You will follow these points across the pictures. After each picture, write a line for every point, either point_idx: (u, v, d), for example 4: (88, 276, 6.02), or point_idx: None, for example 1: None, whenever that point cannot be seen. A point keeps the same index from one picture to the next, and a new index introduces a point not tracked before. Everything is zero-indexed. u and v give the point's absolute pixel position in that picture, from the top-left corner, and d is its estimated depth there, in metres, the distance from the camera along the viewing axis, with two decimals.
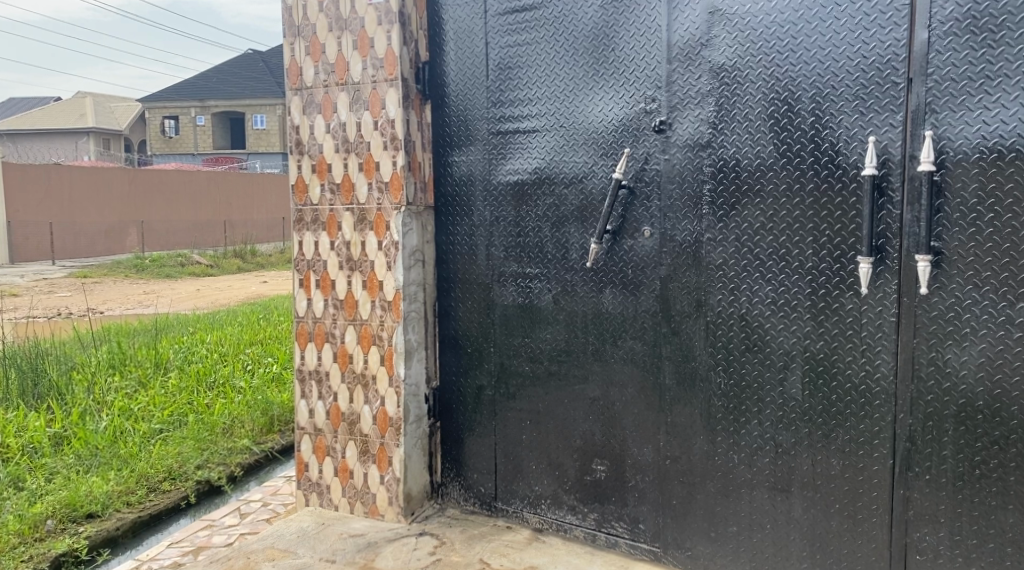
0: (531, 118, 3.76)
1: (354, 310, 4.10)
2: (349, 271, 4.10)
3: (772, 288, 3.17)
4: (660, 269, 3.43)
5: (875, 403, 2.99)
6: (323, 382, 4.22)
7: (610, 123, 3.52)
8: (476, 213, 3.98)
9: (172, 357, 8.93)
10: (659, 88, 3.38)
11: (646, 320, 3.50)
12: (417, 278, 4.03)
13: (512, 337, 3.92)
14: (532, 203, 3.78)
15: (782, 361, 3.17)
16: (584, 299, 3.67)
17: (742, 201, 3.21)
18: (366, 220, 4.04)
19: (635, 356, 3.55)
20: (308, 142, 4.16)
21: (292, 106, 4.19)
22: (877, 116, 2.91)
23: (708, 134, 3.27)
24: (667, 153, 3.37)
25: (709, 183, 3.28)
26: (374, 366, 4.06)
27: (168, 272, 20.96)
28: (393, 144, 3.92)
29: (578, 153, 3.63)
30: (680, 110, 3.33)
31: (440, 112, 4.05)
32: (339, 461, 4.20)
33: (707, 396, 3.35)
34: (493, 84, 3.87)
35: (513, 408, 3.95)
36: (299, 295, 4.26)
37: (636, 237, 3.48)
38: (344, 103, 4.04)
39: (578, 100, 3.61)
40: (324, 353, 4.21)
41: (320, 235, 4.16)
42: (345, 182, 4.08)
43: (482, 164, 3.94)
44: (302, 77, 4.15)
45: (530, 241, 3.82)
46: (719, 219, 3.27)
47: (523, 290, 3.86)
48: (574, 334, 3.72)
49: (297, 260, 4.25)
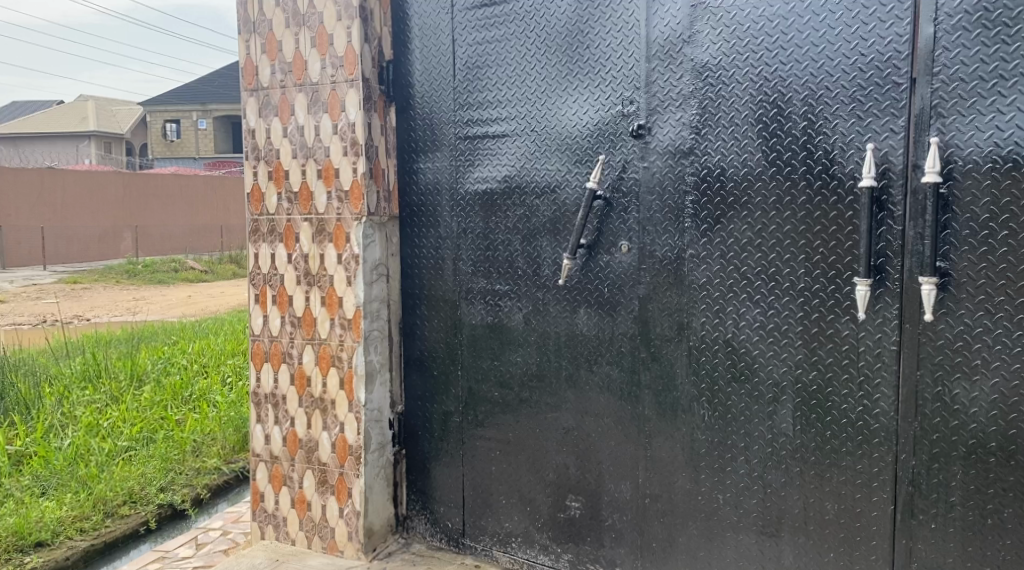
0: (500, 121, 3.46)
1: (312, 329, 3.78)
2: (306, 286, 3.79)
3: (760, 310, 2.85)
4: (639, 288, 3.12)
5: (874, 441, 2.67)
6: (279, 406, 3.91)
7: (585, 128, 3.21)
8: (443, 224, 3.67)
9: (149, 367, 8.62)
10: (638, 89, 3.07)
11: (624, 344, 3.18)
12: (380, 295, 3.72)
13: (481, 360, 3.61)
14: (502, 213, 3.47)
15: (772, 393, 2.84)
16: (557, 320, 3.36)
17: (728, 213, 2.89)
18: (325, 232, 3.72)
19: (611, 383, 3.23)
20: (264, 147, 3.86)
21: (248, 109, 3.89)
22: (877, 120, 2.59)
23: (690, 140, 2.96)
24: (646, 160, 3.06)
25: (692, 195, 2.96)
26: (333, 390, 3.74)
27: (160, 277, 20.68)
28: (353, 150, 3.61)
29: (551, 160, 3.32)
30: (660, 114, 3.02)
31: (405, 115, 3.75)
32: (296, 491, 3.89)
33: (689, 429, 3.03)
34: (460, 85, 3.57)
35: (482, 436, 3.64)
36: (254, 312, 3.94)
37: (613, 252, 3.17)
38: (301, 105, 3.74)
39: (551, 102, 3.31)
40: (281, 375, 3.90)
41: (277, 247, 3.85)
42: (303, 190, 3.76)
43: (449, 171, 3.63)
44: (257, 77, 3.85)
45: (499, 255, 3.51)
46: (702, 234, 2.95)
47: (492, 309, 3.55)
48: (547, 357, 3.40)
49: (252, 274, 3.94)
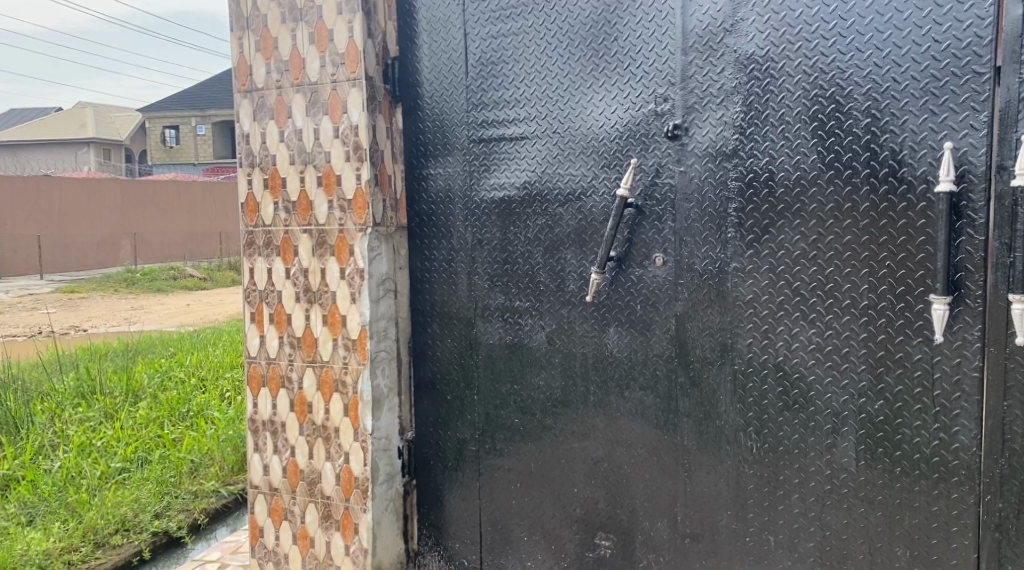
0: (518, 122, 3.15)
1: (313, 351, 3.47)
2: (306, 304, 3.47)
3: (816, 330, 2.53)
4: (675, 305, 2.80)
5: (953, 480, 2.36)
6: (279, 434, 3.60)
7: (613, 128, 2.91)
8: (456, 235, 3.36)
9: (145, 381, 8.29)
10: (673, 85, 2.75)
11: (659, 367, 2.87)
12: (387, 312, 3.41)
13: (499, 383, 3.30)
14: (521, 223, 3.17)
15: (831, 424, 2.53)
16: (583, 340, 3.05)
17: (778, 222, 2.58)
18: (326, 244, 3.40)
19: (646, 410, 2.91)
20: (259, 153, 3.55)
21: (241, 113, 3.58)
22: (954, 115, 2.28)
23: (734, 141, 2.64)
24: (683, 163, 2.74)
25: (735, 202, 2.65)
26: (337, 417, 3.43)
27: (158, 285, 20.36)
28: (356, 155, 3.29)
29: (576, 164, 3.01)
30: (699, 112, 2.70)
31: (413, 117, 3.44)
32: (297, 527, 3.57)
33: (735, 463, 2.72)
34: (473, 83, 3.26)
35: (501, 467, 3.33)
36: (251, 332, 3.63)
37: (646, 265, 2.85)
38: (299, 107, 3.43)
39: (575, 100, 3.00)
40: (280, 400, 3.58)
41: (274, 261, 3.54)
42: (301, 199, 3.45)
43: (462, 178, 3.32)
44: (251, 77, 3.54)
45: (518, 269, 3.20)
46: (749, 245, 2.64)
47: (511, 327, 3.24)
48: (573, 382, 3.09)
49: (247, 290, 3.62)
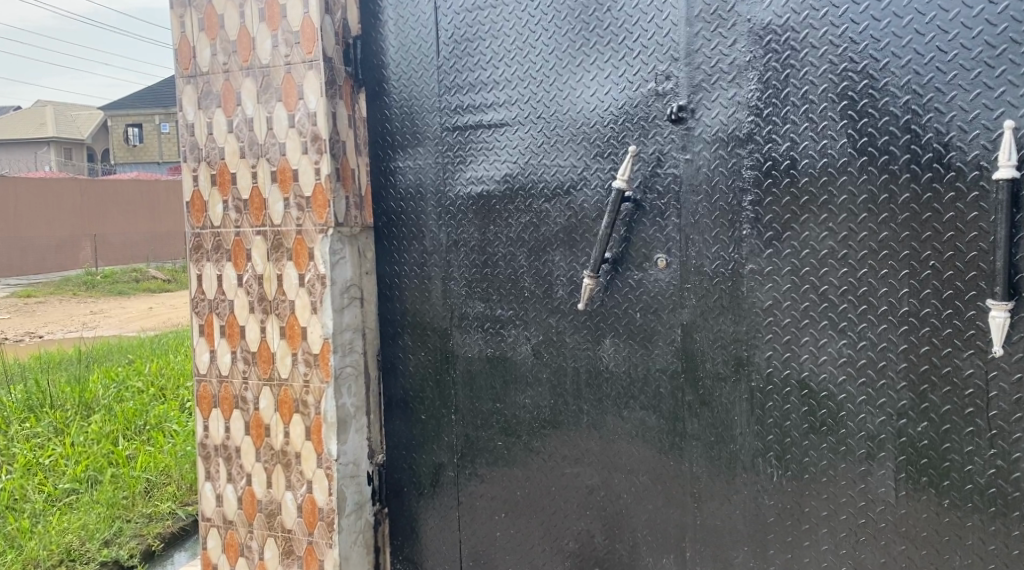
0: (496, 107, 2.79)
1: (270, 368, 3.08)
2: (261, 314, 3.08)
3: (848, 342, 2.20)
4: (681, 313, 2.46)
5: (1012, 515, 2.05)
6: (233, 461, 3.20)
7: (607, 112, 2.55)
8: (428, 235, 2.99)
9: (101, 391, 7.79)
10: (676, 61, 2.41)
11: (662, 383, 2.52)
12: (352, 323, 3.03)
13: (480, 402, 2.94)
14: (502, 220, 2.81)
15: (866, 448, 2.20)
16: (575, 353, 2.70)
17: (801, 216, 2.24)
18: (282, 247, 3.01)
19: (648, 433, 2.57)
20: (205, 145, 3.15)
21: (184, 100, 3.17)
22: (1013, 89, 1.97)
23: (748, 124, 2.30)
24: (689, 151, 2.40)
25: (751, 194, 2.31)
26: (298, 441, 3.04)
27: (119, 288, 19.69)
28: (315, 146, 2.92)
29: (564, 154, 2.65)
30: (707, 91, 2.36)
31: (378, 103, 3.06)
32: (255, 564, 3.18)
33: (753, 493, 2.39)
34: (446, 63, 2.89)
35: (483, 496, 2.97)
36: (199, 346, 3.23)
37: (646, 267, 2.51)
38: (249, 92, 3.04)
39: (561, 81, 2.65)
40: (233, 423, 3.19)
41: (224, 267, 3.14)
42: (253, 197, 3.06)
43: (434, 171, 2.95)
44: (195, 60, 3.13)
45: (500, 272, 2.84)
46: (767, 243, 2.30)
47: (492, 339, 2.88)
48: (564, 401, 2.74)
49: (194, 300, 3.22)
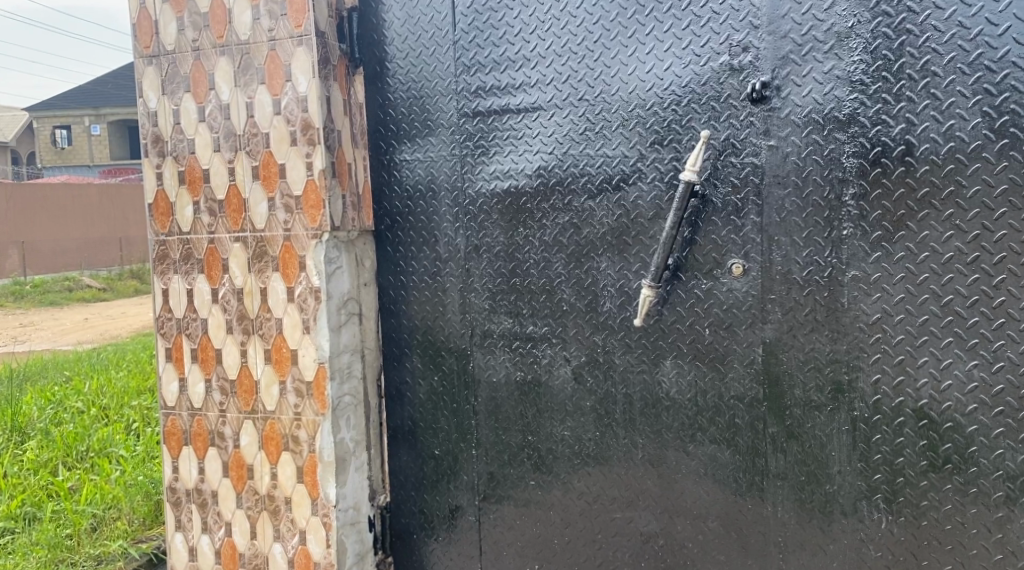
0: (527, 87, 2.37)
1: (252, 399, 2.60)
2: (241, 336, 2.60)
3: (980, 363, 1.87)
4: (763, 330, 2.08)
5: None
6: (208, 508, 2.71)
7: (668, 91, 2.16)
8: (443, 239, 2.55)
9: (35, 417, 7.04)
10: (756, 29, 2.03)
11: (738, 413, 2.13)
12: (350, 343, 2.57)
13: (507, 435, 2.51)
14: (536, 220, 2.39)
15: (1004, 490, 1.87)
16: (626, 377, 2.29)
17: (918, 213, 1.90)
18: (266, 256, 2.54)
19: (719, 471, 2.18)
20: (170, 137, 2.65)
21: (144, 83, 2.67)
22: None
23: (851, 103, 1.94)
24: (773, 136, 2.03)
25: (854, 187, 1.95)
26: (288, 485, 2.57)
27: (49, 298, 18.49)
28: (306, 136, 2.45)
29: (613, 141, 2.25)
30: (797, 64, 1.99)
31: (378, 86, 2.61)
32: None
33: (854, 542, 2.03)
34: (464, 38, 2.46)
35: (513, 546, 2.54)
36: (166, 375, 2.73)
37: (717, 275, 2.12)
38: (224, 73, 2.56)
39: (609, 55, 2.24)
40: (209, 463, 2.69)
41: (195, 280, 2.65)
42: (230, 198, 2.58)
43: (449, 165, 2.51)
44: (157, 37, 2.64)
45: (532, 281, 2.42)
46: (874, 246, 1.95)
47: (522, 361, 2.45)
48: (613, 433, 2.33)
49: (159, 319, 2.72)
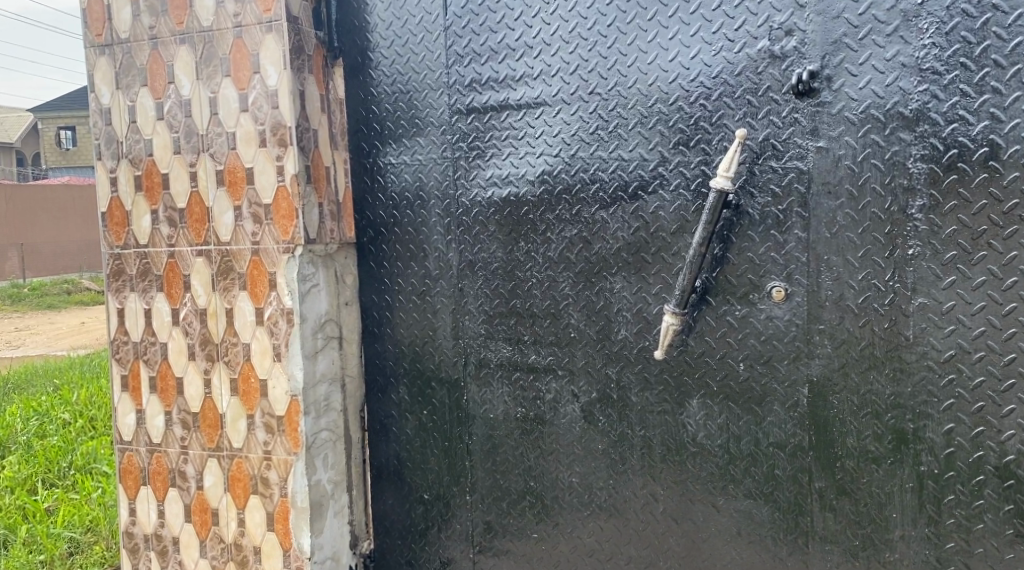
0: (529, 80, 2.04)
1: (217, 435, 2.27)
2: (205, 363, 2.27)
3: None
4: (809, 366, 1.75)
5: None
6: (168, 557, 2.37)
7: (696, 83, 1.83)
8: (433, 254, 2.22)
9: (17, 430, 6.65)
10: (803, 8, 1.70)
11: (779, 463, 1.81)
12: (328, 372, 2.24)
13: (507, 480, 2.17)
14: (540, 233, 2.06)
15: None
16: (644, 418, 1.96)
17: (1003, 230, 1.59)
18: (232, 272, 2.21)
19: (756, 531, 1.85)
20: (125, 137, 2.32)
21: (95, 76, 2.34)
22: None
23: (919, 97, 1.62)
24: (822, 136, 1.70)
25: (922, 197, 1.64)
26: (256, 533, 2.24)
27: (46, 301, 18.10)
28: (277, 135, 2.13)
29: (630, 142, 1.92)
30: (852, 50, 1.67)
31: (360, 79, 2.28)
32: None
33: None
34: (456, 23, 2.13)
35: None
36: (122, 406, 2.39)
37: (754, 300, 1.79)
38: (184, 65, 2.23)
39: (624, 42, 1.91)
40: (168, 507, 2.36)
41: (154, 298, 2.32)
42: (192, 206, 2.25)
43: (440, 169, 2.19)
44: (110, 24, 2.31)
45: (537, 302, 2.08)
46: (946, 268, 1.63)
47: (524, 396, 2.12)
48: (629, 482, 1.99)
49: (113, 343, 2.39)
